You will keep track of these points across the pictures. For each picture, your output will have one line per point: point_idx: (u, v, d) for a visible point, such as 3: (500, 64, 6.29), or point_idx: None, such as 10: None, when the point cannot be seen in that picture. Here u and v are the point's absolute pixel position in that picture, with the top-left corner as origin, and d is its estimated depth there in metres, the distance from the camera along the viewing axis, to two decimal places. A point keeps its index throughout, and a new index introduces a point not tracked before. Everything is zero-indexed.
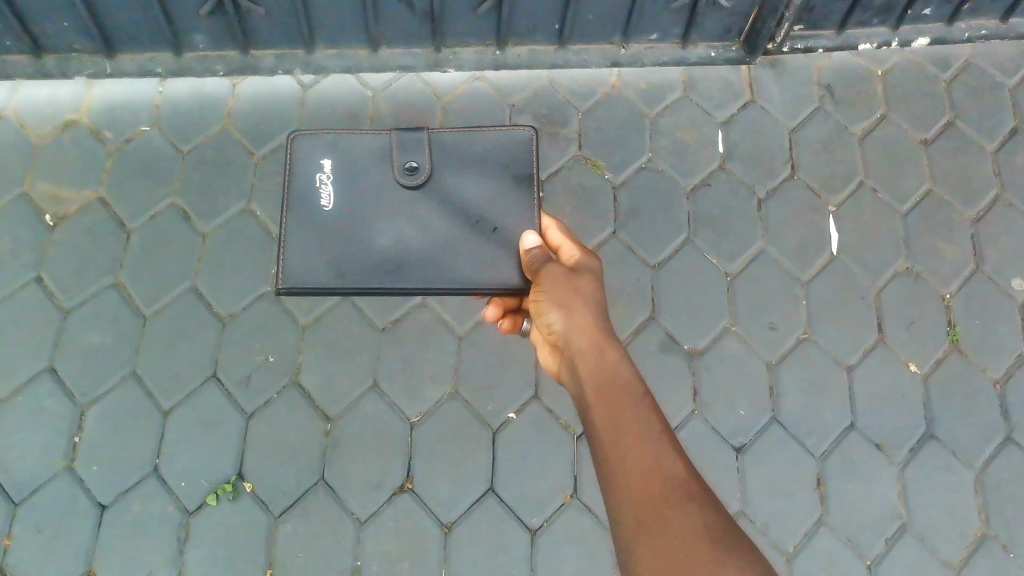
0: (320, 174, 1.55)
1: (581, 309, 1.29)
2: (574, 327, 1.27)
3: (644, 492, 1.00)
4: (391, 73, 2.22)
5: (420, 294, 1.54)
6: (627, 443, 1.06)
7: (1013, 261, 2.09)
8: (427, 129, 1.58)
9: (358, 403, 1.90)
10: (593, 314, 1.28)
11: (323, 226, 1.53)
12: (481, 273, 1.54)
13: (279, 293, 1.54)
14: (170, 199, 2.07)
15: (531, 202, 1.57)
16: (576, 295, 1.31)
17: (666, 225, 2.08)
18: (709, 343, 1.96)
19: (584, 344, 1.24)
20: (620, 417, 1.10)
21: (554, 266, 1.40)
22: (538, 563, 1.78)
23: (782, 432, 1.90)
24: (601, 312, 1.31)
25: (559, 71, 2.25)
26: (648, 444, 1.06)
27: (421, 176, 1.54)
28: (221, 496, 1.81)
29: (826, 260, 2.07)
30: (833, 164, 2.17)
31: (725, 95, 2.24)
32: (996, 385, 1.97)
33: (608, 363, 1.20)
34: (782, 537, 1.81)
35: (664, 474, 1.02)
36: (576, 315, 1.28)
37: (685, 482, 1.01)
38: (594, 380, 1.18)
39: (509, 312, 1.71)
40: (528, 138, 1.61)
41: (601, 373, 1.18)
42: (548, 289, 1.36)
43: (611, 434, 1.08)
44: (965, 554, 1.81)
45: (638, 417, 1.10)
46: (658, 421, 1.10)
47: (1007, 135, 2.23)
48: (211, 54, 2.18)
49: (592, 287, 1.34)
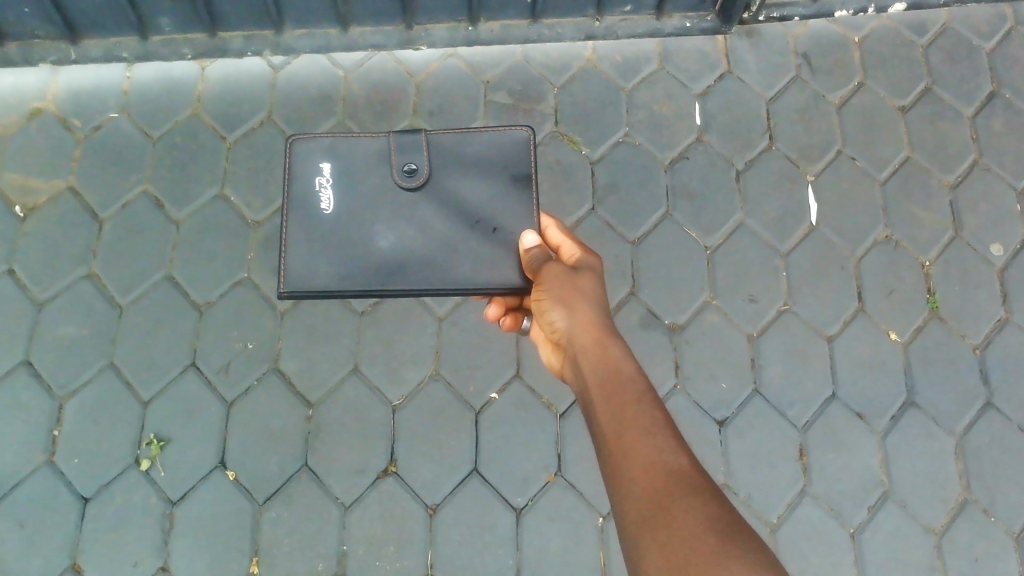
0: (320, 178, 1.53)
1: (583, 307, 1.27)
2: (577, 325, 1.25)
3: (648, 487, 0.98)
4: (363, 53, 2.20)
5: (421, 295, 1.52)
6: (630, 440, 1.05)
7: (992, 226, 2.08)
8: (425, 131, 1.56)
9: (339, 388, 1.89)
10: (595, 312, 1.27)
11: (324, 230, 1.51)
12: (483, 274, 1.52)
13: (280, 296, 1.51)
14: (142, 186, 2.05)
15: (530, 202, 1.55)
16: (579, 293, 1.30)
17: (644, 199, 2.06)
18: (690, 317, 1.96)
19: (587, 342, 1.23)
20: (624, 413, 1.09)
21: (554, 265, 1.39)
22: (524, 542, 1.79)
23: (763, 403, 1.90)
24: (604, 309, 1.30)
25: (534, 46, 2.22)
26: (652, 440, 1.05)
27: (422, 178, 1.52)
28: (152, 458, 1.83)
29: (805, 231, 2.06)
30: (810, 134, 2.15)
31: (702, 66, 2.22)
32: (976, 351, 1.97)
33: (611, 358, 1.19)
34: (765, 508, 1.82)
35: (667, 468, 1.01)
36: (578, 314, 1.27)
37: (689, 475, 1.00)
38: (597, 377, 1.17)
39: (510, 310, 1.66)
40: (526, 138, 1.58)
41: (604, 371, 1.17)
42: (549, 287, 1.34)
43: (615, 431, 1.07)
44: (946, 520, 1.83)
45: (642, 414, 1.09)
46: (662, 417, 1.08)
47: (985, 100, 2.21)
48: (178, 38, 2.15)
49: (594, 285, 1.33)
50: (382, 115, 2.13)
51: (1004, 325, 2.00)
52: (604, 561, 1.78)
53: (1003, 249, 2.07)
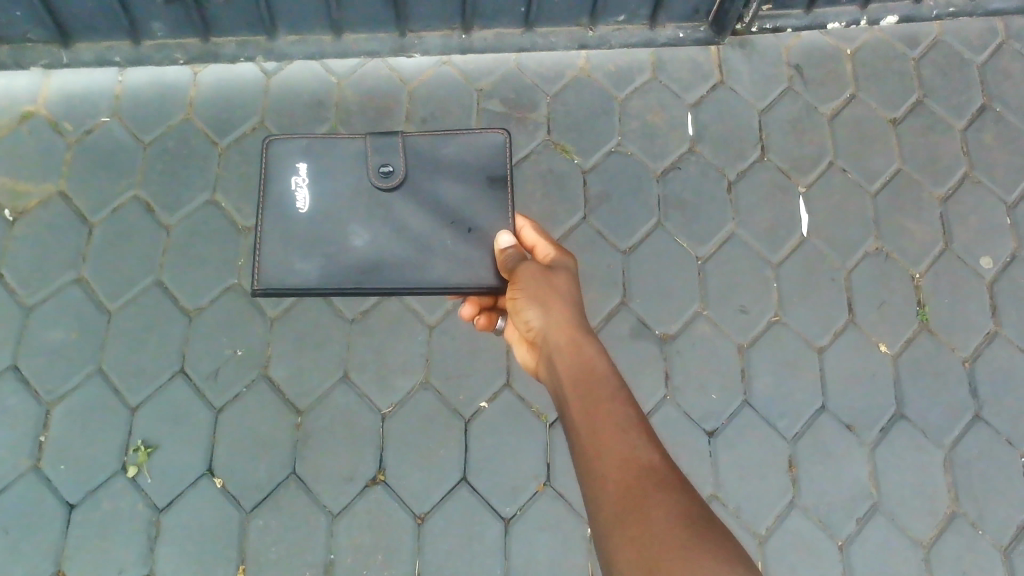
0: (296, 177, 1.53)
1: (558, 306, 1.27)
2: (552, 323, 1.25)
3: (621, 483, 0.98)
4: (356, 60, 2.19)
5: (396, 294, 1.51)
6: (603, 437, 1.05)
7: (982, 239, 2.09)
8: (402, 132, 1.56)
9: (328, 396, 1.89)
10: (569, 310, 1.27)
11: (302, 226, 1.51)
12: (458, 273, 1.52)
13: (254, 292, 1.51)
14: (133, 191, 2.04)
15: (505, 203, 1.55)
16: (554, 291, 1.30)
17: (636, 208, 2.06)
18: (681, 327, 1.96)
19: (561, 339, 1.23)
20: (597, 409, 1.09)
21: (529, 265, 1.39)
22: (512, 552, 1.78)
23: (753, 414, 1.90)
24: (578, 307, 1.29)
25: (527, 55, 2.22)
26: (625, 436, 1.05)
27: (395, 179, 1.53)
28: (138, 464, 1.82)
29: (797, 242, 2.06)
30: (802, 145, 2.16)
31: (695, 77, 2.22)
32: (965, 364, 1.97)
33: (585, 356, 1.19)
34: (754, 520, 1.82)
35: (639, 463, 1.01)
36: (553, 312, 1.26)
37: (661, 472, 1.00)
38: (571, 375, 1.16)
39: (485, 309, 1.66)
40: (501, 142, 1.59)
41: (579, 368, 1.17)
42: (524, 286, 1.34)
43: (588, 428, 1.07)
44: (935, 532, 1.83)
45: (615, 410, 1.09)
46: (635, 415, 1.08)
47: (975, 114, 2.22)
48: (170, 42, 2.14)
49: (569, 284, 1.33)
50: (374, 122, 2.13)
51: (993, 337, 2.00)
52: (592, 571, 1.78)
53: (993, 262, 2.07)
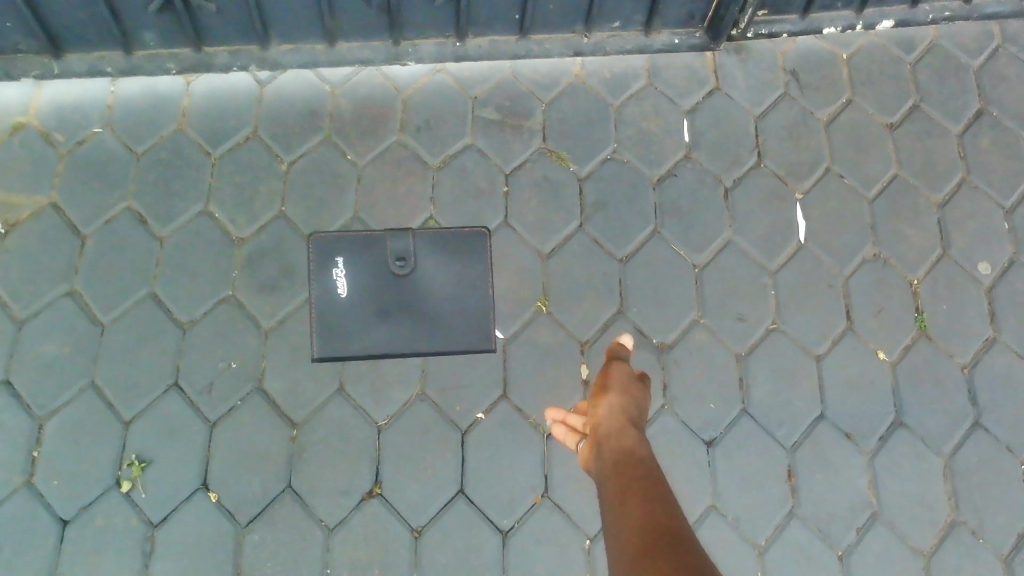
0: None
1: (624, 399, 1.52)
2: (615, 412, 1.47)
3: (642, 547, 1.08)
4: (349, 68, 2.18)
5: None
6: (637, 515, 1.15)
7: (980, 244, 2.08)
8: None
9: (324, 408, 1.87)
10: (633, 424, 1.43)
11: (347, 296, 1.93)
12: None
13: None
14: (126, 203, 2.02)
15: None
16: (625, 390, 1.57)
17: (633, 216, 2.05)
18: (678, 336, 1.95)
19: (618, 433, 1.39)
20: (635, 496, 1.20)
21: (621, 366, 1.67)
22: (510, 565, 1.77)
23: (751, 424, 1.89)
24: (640, 426, 1.45)
25: (522, 62, 2.20)
26: (654, 517, 1.15)
27: (427, 241, 1.98)
28: (132, 479, 1.80)
29: (794, 248, 2.05)
30: (799, 151, 2.15)
31: (690, 83, 2.21)
32: (964, 370, 1.96)
33: (638, 457, 1.32)
34: (753, 530, 1.81)
35: (661, 535, 1.10)
36: (617, 401, 1.52)
37: (679, 545, 1.08)
38: (621, 468, 1.29)
39: None
40: None
41: (630, 465, 1.28)
42: (607, 379, 1.62)
43: (626, 510, 1.18)
44: (934, 541, 1.82)
45: (654, 500, 1.19)
46: (669, 507, 1.18)
47: (972, 118, 2.21)
48: (162, 52, 2.12)
49: (640, 396, 1.57)
50: (368, 131, 2.11)
51: (992, 344, 1.99)
52: None
53: (991, 267, 2.06)
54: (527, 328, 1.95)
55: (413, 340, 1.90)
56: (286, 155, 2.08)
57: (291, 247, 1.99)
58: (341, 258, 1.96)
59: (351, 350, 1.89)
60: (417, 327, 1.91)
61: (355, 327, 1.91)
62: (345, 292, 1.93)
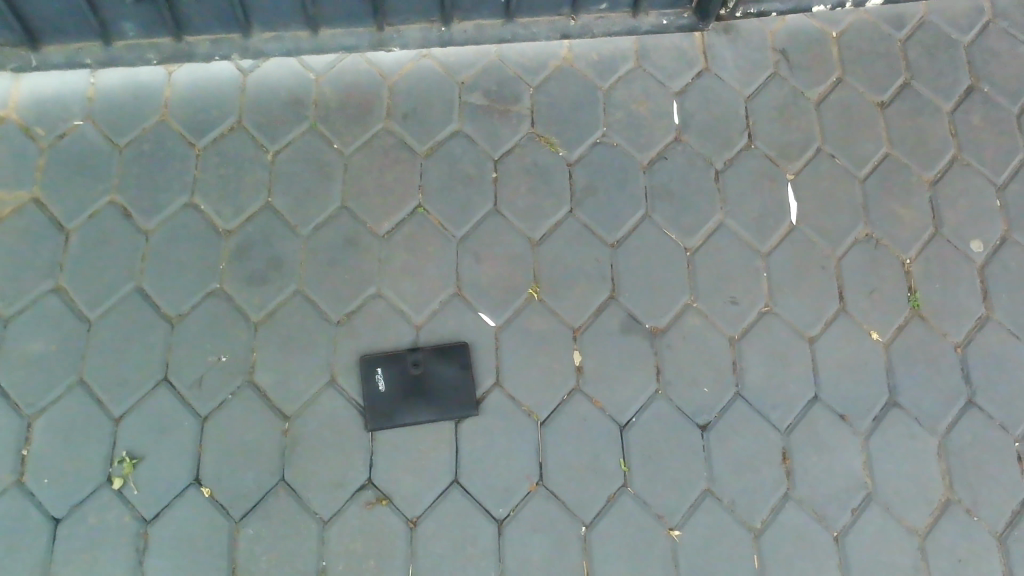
0: None
1: None
2: None
3: None
4: (333, 55, 2.14)
5: None
6: None
7: (972, 222, 2.07)
8: None
9: (315, 401, 1.85)
10: None
11: (367, 377, 1.87)
12: None
13: None
14: (109, 196, 1.99)
15: None
16: None
17: (624, 200, 2.03)
18: (671, 320, 1.94)
19: None
20: None
21: None
22: (506, 553, 1.76)
23: (745, 407, 1.88)
24: None
25: (508, 46, 2.18)
26: None
27: (441, 346, 1.89)
28: (124, 475, 1.79)
29: (786, 230, 2.04)
30: (789, 132, 2.13)
31: (679, 64, 2.19)
32: (958, 349, 1.96)
33: None
34: (749, 513, 1.81)
35: None
36: None
37: None
38: None
39: None
40: None
41: None
42: None
43: None
44: (930, 521, 1.83)
45: None
46: None
47: (963, 95, 2.19)
48: (142, 43, 2.10)
49: None
50: (354, 118, 2.08)
51: (984, 322, 1.99)
52: (588, 571, 1.76)
53: (983, 245, 2.05)
54: (519, 316, 1.93)
55: (407, 425, 1.85)
56: (271, 144, 2.05)
57: (278, 238, 1.97)
58: (380, 368, 1.88)
59: (400, 420, 1.84)
60: (427, 413, 1.85)
61: (365, 402, 1.85)
62: (385, 398, 1.86)
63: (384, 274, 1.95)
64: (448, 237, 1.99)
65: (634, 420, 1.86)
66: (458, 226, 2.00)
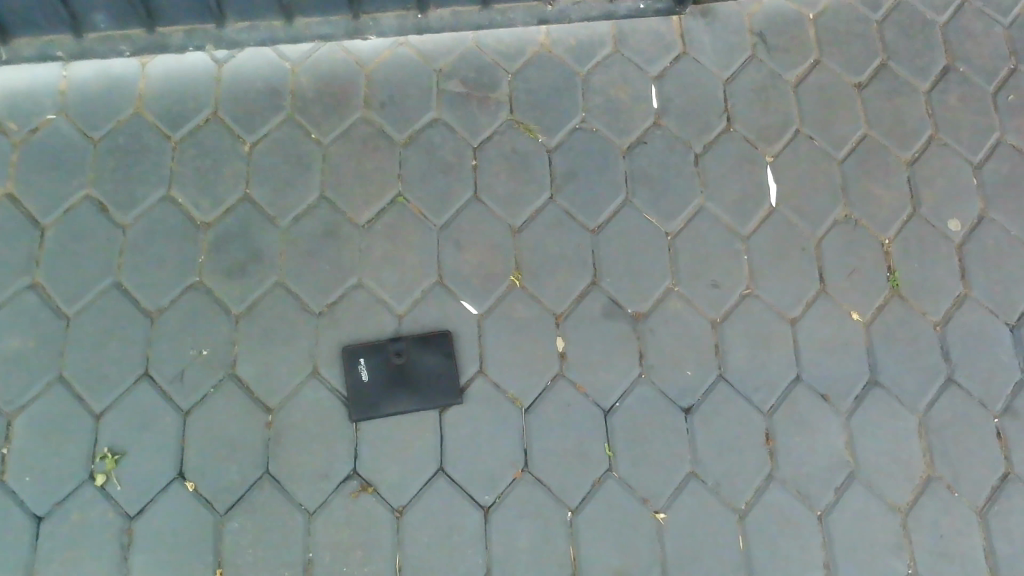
0: None
1: None
2: None
3: None
4: (309, 44, 2.12)
5: None
6: None
7: (950, 202, 2.09)
8: None
9: (298, 392, 1.85)
10: None
11: (349, 368, 1.86)
12: None
13: None
14: (85, 191, 1.97)
15: None
16: None
17: (604, 186, 2.03)
18: (653, 305, 1.94)
19: None
20: None
21: None
22: (493, 541, 1.77)
23: (728, 389, 1.89)
24: None
25: (485, 32, 2.16)
26: None
27: (422, 335, 1.89)
28: (106, 472, 1.77)
29: (766, 212, 2.04)
30: (768, 115, 2.13)
31: (657, 48, 2.18)
32: (937, 328, 1.98)
33: None
34: (733, 495, 1.82)
35: None
36: None
37: None
38: None
39: None
40: None
41: None
42: None
43: None
44: (911, 498, 1.85)
45: None
46: None
47: (939, 75, 2.21)
48: (114, 34, 2.07)
49: None
50: (331, 107, 2.07)
51: (963, 300, 2.00)
52: (574, 556, 1.77)
53: (961, 225, 2.07)
54: (501, 303, 1.93)
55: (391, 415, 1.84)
56: (248, 135, 2.03)
57: (258, 230, 1.95)
58: (362, 359, 1.87)
59: (386, 410, 1.84)
60: (411, 403, 1.85)
61: (348, 394, 1.85)
62: (369, 389, 1.85)
63: (365, 264, 1.94)
64: (429, 225, 1.98)
65: (618, 405, 1.87)
66: (439, 215, 1.99)
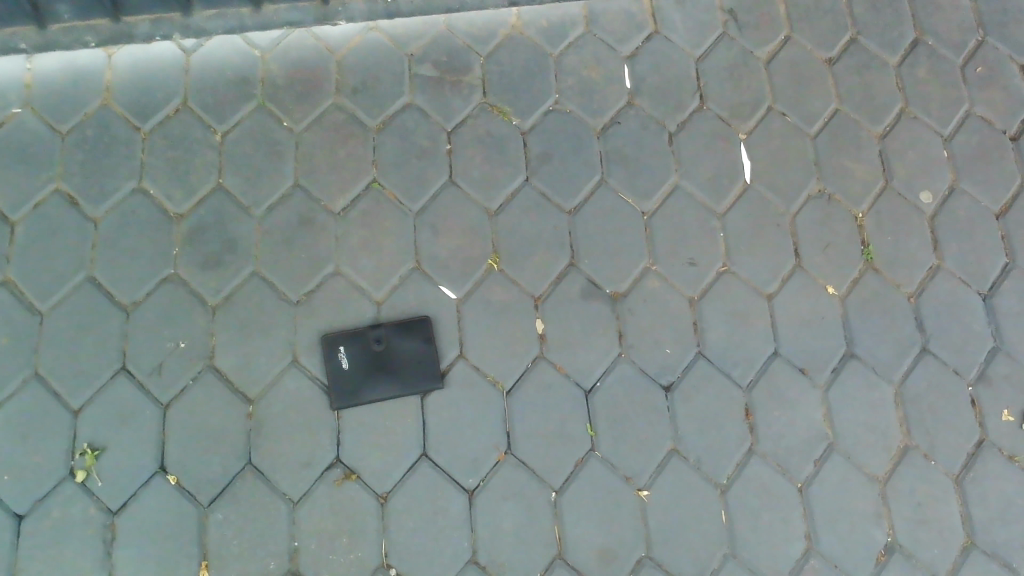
0: None
1: None
2: None
3: None
4: (278, 31, 2.10)
5: None
6: None
7: (921, 174, 2.11)
8: None
9: (278, 382, 1.84)
10: None
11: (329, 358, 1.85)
12: None
13: None
14: (54, 184, 1.94)
15: None
16: None
17: (579, 167, 2.03)
18: (631, 284, 1.95)
19: None
20: None
21: None
22: (478, 523, 1.77)
23: (707, 366, 1.91)
24: None
25: (456, 15, 2.15)
26: None
27: (403, 321, 1.88)
28: (86, 467, 1.76)
29: (741, 189, 2.05)
30: (741, 92, 2.14)
31: (629, 28, 2.18)
32: (911, 299, 2.00)
33: None
34: (715, 470, 1.84)
35: None
36: None
37: None
38: None
39: None
40: None
41: None
42: None
43: None
44: (889, 467, 1.88)
45: None
46: None
47: (908, 49, 2.22)
48: (79, 25, 2.03)
49: None
50: (303, 94, 2.05)
51: (936, 271, 2.03)
52: (559, 535, 1.78)
53: (932, 196, 2.09)
54: (480, 287, 1.93)
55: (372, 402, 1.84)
56: (219, 125, 2.01)
57: (232, 220, 1.93)
58: (342, 347, 1.86)
59: (368, 397, 1.83)
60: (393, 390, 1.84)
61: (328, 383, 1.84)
62: (349, 376, 1.84)
63: (342, 251, 1.93)
64: (405, 211, 1.97)
65: (599, 385, 1.88)
66: (414, 200, 1.98)
